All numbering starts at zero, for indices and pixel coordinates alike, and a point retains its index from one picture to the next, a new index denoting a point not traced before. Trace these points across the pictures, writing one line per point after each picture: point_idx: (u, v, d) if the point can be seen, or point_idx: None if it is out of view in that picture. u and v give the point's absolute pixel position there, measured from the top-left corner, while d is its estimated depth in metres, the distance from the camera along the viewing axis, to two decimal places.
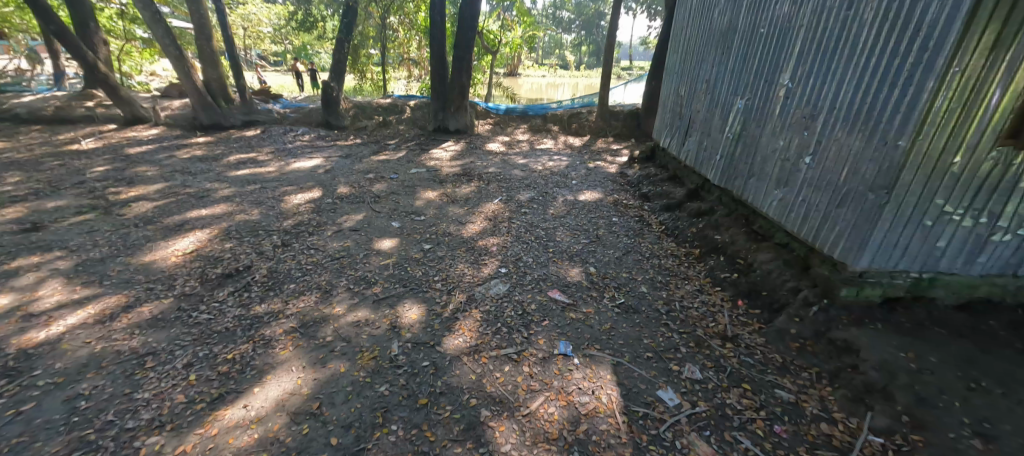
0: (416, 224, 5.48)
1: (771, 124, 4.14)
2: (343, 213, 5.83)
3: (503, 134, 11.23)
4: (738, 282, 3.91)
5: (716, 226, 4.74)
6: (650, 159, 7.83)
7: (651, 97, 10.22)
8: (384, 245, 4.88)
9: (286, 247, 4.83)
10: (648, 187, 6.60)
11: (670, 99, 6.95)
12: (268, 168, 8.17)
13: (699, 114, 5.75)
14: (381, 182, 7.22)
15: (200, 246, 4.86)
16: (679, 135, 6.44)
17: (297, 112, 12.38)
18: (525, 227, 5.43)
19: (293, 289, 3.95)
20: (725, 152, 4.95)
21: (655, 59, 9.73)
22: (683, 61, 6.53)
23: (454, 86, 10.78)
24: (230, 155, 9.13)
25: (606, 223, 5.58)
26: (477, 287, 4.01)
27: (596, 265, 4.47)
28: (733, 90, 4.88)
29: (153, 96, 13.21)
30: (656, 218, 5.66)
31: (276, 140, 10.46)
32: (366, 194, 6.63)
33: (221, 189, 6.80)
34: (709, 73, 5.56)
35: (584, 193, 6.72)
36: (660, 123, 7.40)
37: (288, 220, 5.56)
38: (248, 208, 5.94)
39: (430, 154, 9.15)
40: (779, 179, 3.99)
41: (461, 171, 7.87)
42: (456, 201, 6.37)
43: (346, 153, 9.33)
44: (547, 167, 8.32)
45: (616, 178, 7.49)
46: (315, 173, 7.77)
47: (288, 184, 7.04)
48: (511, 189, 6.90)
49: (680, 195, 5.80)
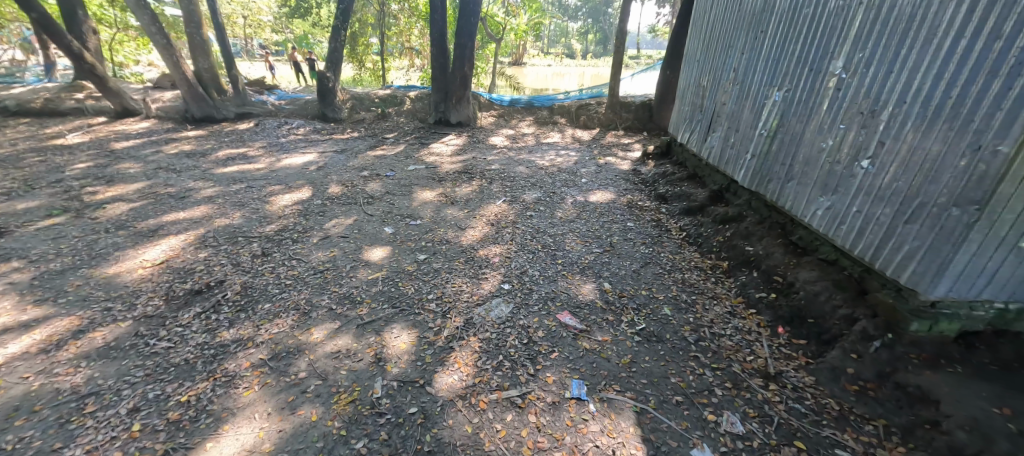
0: (411, 230, 4.98)
1: (818, 120, 3.58)
2: (332, 217, 5.33)
3: (508, 127, 10.66)
4: (776, 305, 3.40)
5: (746, 235, 4.21)
6: (666, 155, 7.27)
7: (665, 88, 9.60)
8: (374, 255, 4.39)
9: (266, 257, 4.35)
10: (665, 187, 6.06)
11: (690, 90, 6.38)
12: (258, 164, 7.68)
13: (725, 107, 5.20)
14: (376, 181, 6.71)
15: (172, 255, 4.39)
16: (700, 130, 5.88)
17: (293, 104, 11.88)
18: (531, 233, 4.91)
19: (267, 311, 3.48)
20: (758, 151, 4.39)
21: (671, 46, 9.09)
22: (706, 48, 5.94)
23: (456, 76, 10.20)
24: (220, 150, 8.66)
25: (621, 228, 5.05)
26: (476, 308, 3.51)
27: (611, 281, 3.96)
28: (768, 80, 4.31)
29: (145, 87, 12.73)
30: (676, 223, 5.13)
31: (270, 133, 9.98)
32: (359, 194, 6.13)
33: (204, 189, 6.34)
34: (738, 62, 4.98)
35: (595, 194, 6.18)
36: (678, 116, 6.82)
37: (272, 225, 5.08)
38: (230, 211, 5.47)
39: (430, 149, 8.62)
40: (827, 184, 3.44)
41: (462, 168, 7.34)
42: (456, 203, 5.85)
43: (342, 147, 8.82)
44: (555, 163, 7.77)
45: (629, 176, 6.94)
46: (307, 170, 7.27)
47: (276, 183, 6.56)
48: (516, 189, 6.37)
49: (702, 197, 5.26)
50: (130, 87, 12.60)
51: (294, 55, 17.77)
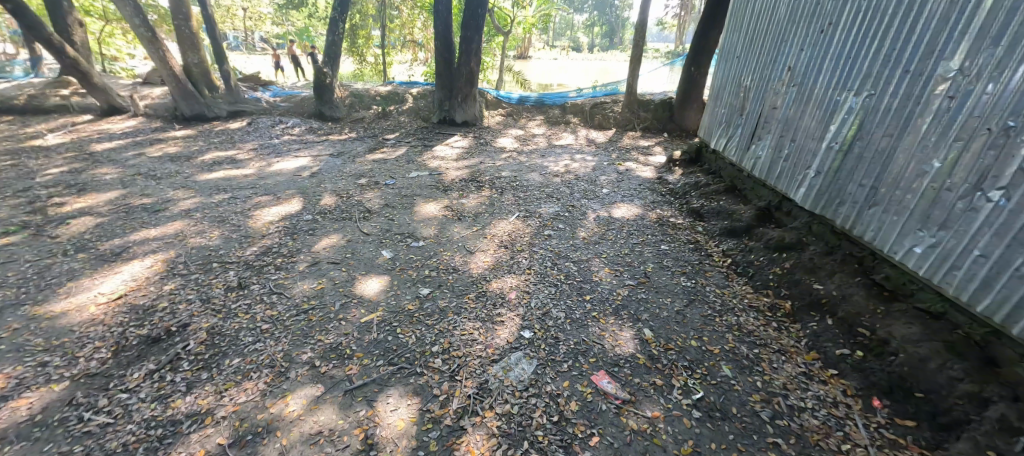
0: (412, 253, 4.32)
1: (917, 134, 2.88)
2: (323, 237, 4.68)
3: (517, 127, 9.94)
4: (867, 368, 2.74)
5: (812, 269, 3.54)
6: (696, 161, 6.57)
7: (688, 86, 8.87)
8: (369, 288, 3.74)
9: (242, 290, 3.70)
10: (700, 201, 5.38)
11: (727, 90, 5.67)
12: (246, 169, 7.02)
13: (776, 112, 4.49)
14: (374, 191, 6.04)
15: (134, 287, 3.75)
16: (740, 137, 5.18)
17: (288, 101, 11.20)
18: (551, 259, 4.24)
19: (235, 368, 2.84)
20: (824, 167, 3.69)
21: (697, 40, 8.35)
22: (749, 43, 5.21)
23: (463, 71, 9.49)
24: (207, 152, 8.00)
25: (655, 252, 4.38)
26: (491, 367, 2.85)
27: (652, 326, 3.29)
28: (838, 84, 3.62)
29: (134, 83, 12.08)
30: (718, 246, 4.46)
31: (262, 134, 9.32)
32: (355, 208, 5.47)
33: (184, 200, 5.70)
34: (794, 60, 4.27)
35: (619, 208, 5.49)
36: (711, 118, 6.11)
37: (254, 247, 4.43)
38: (208, 228, 4.82)
39: (434, 152, 7.94)
40: (930, 216, 2.75)
41: (470, 176, 6.66)
42: (463, 218, 5.18)
43: (338, 150, 8.15)
44: (570, 169, 7.07)
45: (654, 185, 6.25)
46: (298, 177, 6.61)
47: (264, 193, 5.90)
48: (530, 201, 5.69)
49: (747, 215, 4.59)
50: (118, 83, 11.94)
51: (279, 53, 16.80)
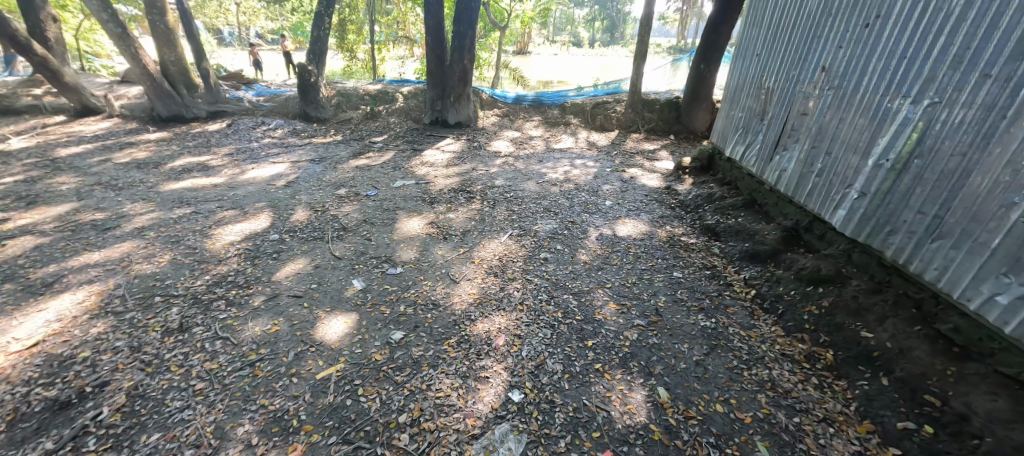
0: (388, 284, 3.76)
1: (1004, 153, 2.30)
2: (288, 262, 4.10)
3: (513, 128, 9.35)
4: (942, 453, 2.20)
5: (858, 312, 2.98)
6: (708, 169, 5.99)
7: (696, 85, 8.27)
8: (331, 330, 3.18)
9: (182, 334, 3.13)
10: (715, 216, 4.81)
11: (745, 92, 5.09)
12: (216, 178, 6.44)
13: (806, 120, 3.92)
14: (352, 204, 5.47)
15: (57, 330, 3.16)
16: (762, 146, 4.61)
17: (272, 101, 10.59)
18: (546, 290, 3.68)
19: (152, 448, 2.28)
20: (870, 187, 3.12)
21: (707, 36, 7.75)
22: (772, 39, 4.62)
23: (455, 69, 8.89)
24: (178, 158, 7.42)
25: (666, 282, 3.81)
26: (470, 447, 2.29)
27: (668, 383, 2.73)
28: (888, 88, 3.04)
29: (111, 81, 11.44)
30: (738, 274, 3.89)
31: (242, 136, 8.73)
32: (329, 224, 4.90)
33: (141, 216, 5.11)
34: (829, 59, 3.69)
35: (624, 224, 4.91)
36: (725, 123, 5.53)
37: (207, 276, 3.86)
38: (159, 251, 4.25)
39: (422, 158, 7.36)
40: (1020, 259, 2.20)
41: (460, 185, 6.07)
42: (449, 238, 4.61)
43: (320, 155, 7.57)
44: (570, 177, 6.49)
45: (662, 197, 5.67)
46: (272, 187, 6.03)
47: (230, 207, 5.32)
48: (525, 215, 5.11)
49: (771, 236, 4.02)
50: (94, 81, 11.33)
51: (254, 49, 16.07)
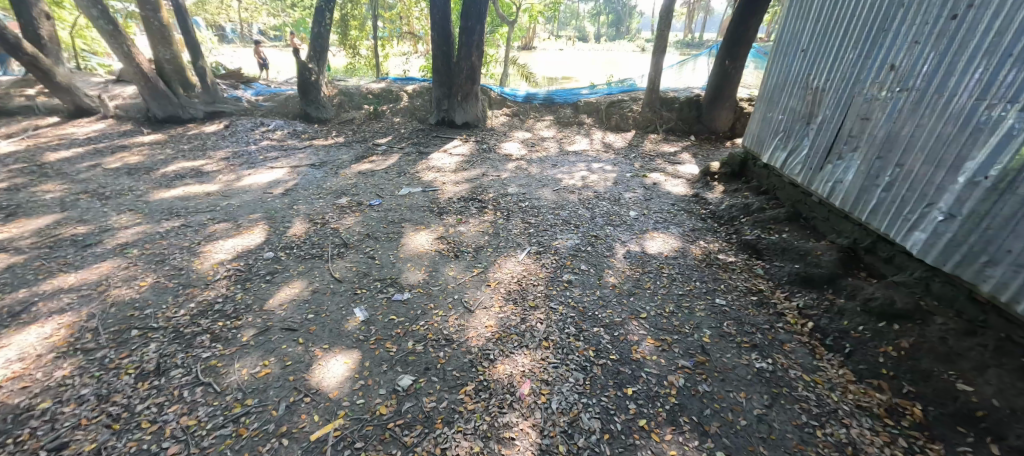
0: (393, 314, 3.32)
1: None
2: (282, 286, 3.68)
3: (523, 129, 8.88)
4: None
5: (949, 358, 2.53)
6: (740, 176, 5.51)
7: (720, 82, 7.76)
8: (330, 373, 2.76)
9: (158, 379, 2.73)
10: (754, 230, 4.35)
11: (787, 92, 4.62)
12: (210, 185, 6.03)
13: (869, 125, 3.45)
14: (355, 215, 5.03)
15: (17, 372, 2.77)
16: (810, 153, 4.15)
17: (272, 100, 10.17)
18: (573, 321, 3.24)
19: None
20: (962, 208, 2.64)
21: (732, 29, 7.23)
22: (823, 33, 4.12)
23: (463, 67, 8.43)
24: (172, 162, 7.01)
25: (709, 311, 3.36)
26: None
27: (729, 446, 2.29)
28: (985, 92, 2.57)
29: (106, 80, 11.04)
30: (790, 301, 3.45)
31: (239, 138, 8.32)
32: (329, 239, 4.47)
33: (126, 229, 4.71)
34: (899, 57, 3.21)
35: (653, 239, 4.45)
36: (761, 126, 5.05)
37: (192, 303, 3.44)
38: (141, 272, 3.84)
39: (429, 162, 6.92)
40: None
41: (470, 193, 5.63)
42: (461, 256, 4.17)
43: (321, 159, 7.15)
44: (588, 184, 6.03)
45: (691, 206, 5.21)
46: (268, 195, 5.61)
47: (222, 219, 4.91)
48: (543, 229, 4.66)
49: (827, 257, 3.56)
50: (89, 81, 10.94)
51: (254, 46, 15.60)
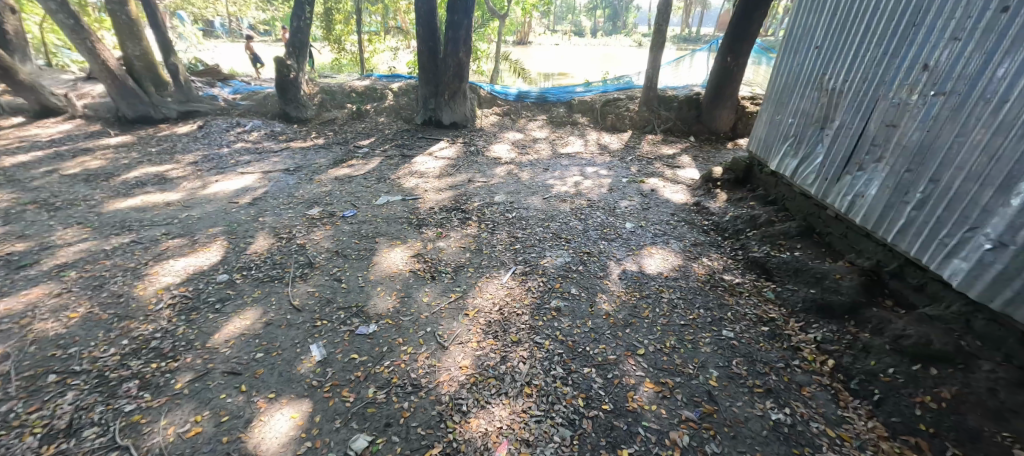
0: (355, 352, 2.89)
1: None
2: (232, 316, 3.24)
3: (514, 129, 8.44)
4: None
5: (1001, 416, 2.15)
6: (744, 183, 5.11)
7: (721, 80, 7.34)
8: (271, 433, 2.33)
9: (66, 441, 2.29)
10: (762, 246, 3.95)
11: (798, 93, 4.20)
12: (172, 193, 5.55)
13: (895, 133, 3.05)
14: (325, 228, 4.59)
15: None
16: (825, 161, 3.75)
17: (250, 99, 9.67)
18: (561, 361, 2.82)
19: None
20: (1017, 236, 2.24)
21: (736, 24, 6.83)
22: (840, 26, 3.70)
23: (450, 63, 7.96)
24: (136, 167, 6.53)
25: (715, 346, 2.95)
26: None
27: None
28: None
29: (76, 78, 10.48)
30: (806, 333, 3.05)
31: (212, 140, 7.83)
32: (293, 257, 4.02)
33: (69, 246, 4.24)
34: (934, 55, 2.80)
35: (651, 256, 4.04)
36: (768, 129, 4.65)
37: (126, 340, 3.01)
38: (73, 301, 3.39)
39: (412, 166, 6.49)
40: None
41: (453, 202, 5.20)
42: (438, 277, 3.74)
43: (297, 164, 6.69)
44: (580, 191, 5.62)
45: (692, 217, 4.80)
46: (233, 205, 5.16)
47: (178, 233, 4.45)
48: (530, 244, 4.25)
49: (847, 281, 3.17)
50: (58, 79, 10.36)
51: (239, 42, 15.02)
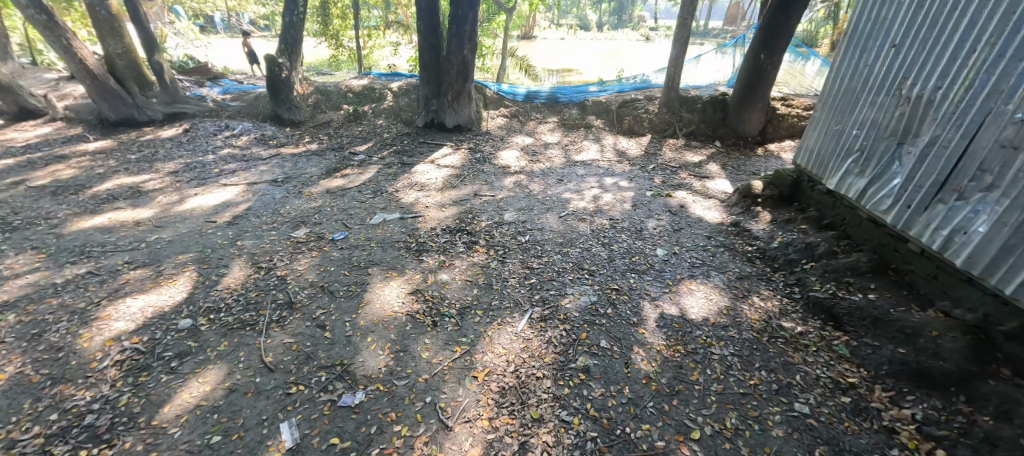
0: (336, 434, 2.31)
1: None
2: (189, 379, 2.66)
3: (523, 133, 7.81)
4: None
5: None
6: (790, 201, 4.50)
7: (752, 79, 6.66)
8: None
9: None
10: (825, 285, 3.33)
11: (867, 101, 3.56)
12: (144, 209, 4.98)
13: (1018, 157, 2.41)
14: (311, 255, 4.00)
15: None
16: (905, 185, 3.10)
17: (240, 100, 9.10)
18: (596, 451, 2.22)
19: None
20: None
21: (772, 16, 6.15)
22: (929, 21, 3.04)
23: (454, 61, 7.33)
24: (110, 177, 5.96)
25: (790, 428, 2.34)
26: None
27: None
28: None
29: (58, 77, 9.91)
30: (901, 408, 2.44)
31: (198, 145, 7.26)
32: (271, 294, 3.44)
33: (15, 278, 3.67)
34: None
35: (691, 294, 3.43)
36: (825, 142, 4.00)
37: (55, 414, 2.43)
38: (2, 357, 2.81)
39: (412, 177, 5.88)
40: None
41: (457, 222, 4.60)
42: (441, 323, 3.13)
43: (286, 173, 6.10)
44: (600, 207, 5.00)
45: (733, 242, 4.18)
46: (210, 225, 4.58)
47: (143, 262, 3.87)
48: (548, 277, 3.64)
49: (948, 342, 2.55)
50: (39, 78, 9.80)
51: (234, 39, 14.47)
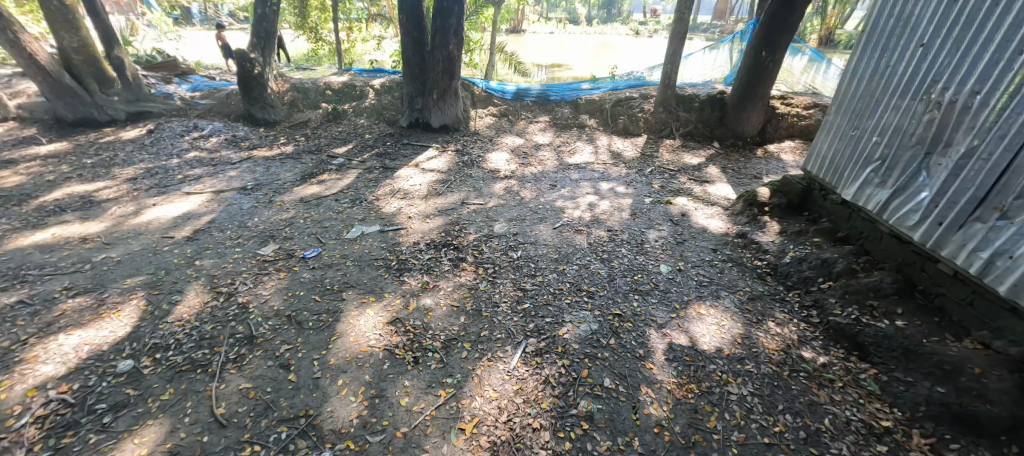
0: None
1: None
2: (122, 440, 2.25)
3: (513, 133, 7.43)
4: None
5: None
6: (800, 210, 4.21)
7: (752, 77, 6.36)
8: None
9: None
10: (847, 308, 3.04)
11: (890, 104, 3.26)
12: (95, 223, 4.50)
13: None
14: (278, 276, 3.59)
15: None
16: (935, 199, 2.81)
17: (210, 98, 8.55)
18: None
19: None
20: None
21: (774, 11, 5.84)
22: (966, 18, 2.72)
23: (438, 58, 6.89)
24: (61, 185, 5.44)
25: None
26: None
27: None
28: None
29: (11, 73, 9.20)
30: None
31: (162, 147, 6.74)
32: (229, 327, 3.02)
33: None
34: None
35: (701, 320, 3.10)
36: (840, 147, 3.71)
37: None
38: None
39: (394, 183, 5.47)
40: None
41: (443, 235, 4.22)
42: (423, 361, 2.76)
43: (257, 179, 5.63)
44: (597, 216, 4.65)
45: (742, 256, 3.86)
46: (167, 241, 4.13)
47: (84, 288, 3.42)
48: (543, 302, 3.28)
49: (994, 382, 2.27)
50: None
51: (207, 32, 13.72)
